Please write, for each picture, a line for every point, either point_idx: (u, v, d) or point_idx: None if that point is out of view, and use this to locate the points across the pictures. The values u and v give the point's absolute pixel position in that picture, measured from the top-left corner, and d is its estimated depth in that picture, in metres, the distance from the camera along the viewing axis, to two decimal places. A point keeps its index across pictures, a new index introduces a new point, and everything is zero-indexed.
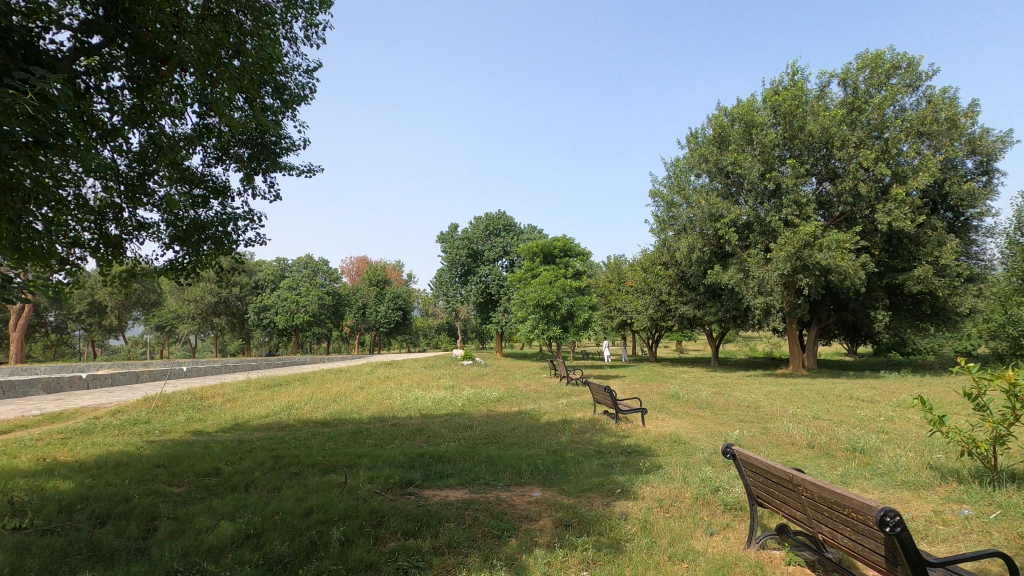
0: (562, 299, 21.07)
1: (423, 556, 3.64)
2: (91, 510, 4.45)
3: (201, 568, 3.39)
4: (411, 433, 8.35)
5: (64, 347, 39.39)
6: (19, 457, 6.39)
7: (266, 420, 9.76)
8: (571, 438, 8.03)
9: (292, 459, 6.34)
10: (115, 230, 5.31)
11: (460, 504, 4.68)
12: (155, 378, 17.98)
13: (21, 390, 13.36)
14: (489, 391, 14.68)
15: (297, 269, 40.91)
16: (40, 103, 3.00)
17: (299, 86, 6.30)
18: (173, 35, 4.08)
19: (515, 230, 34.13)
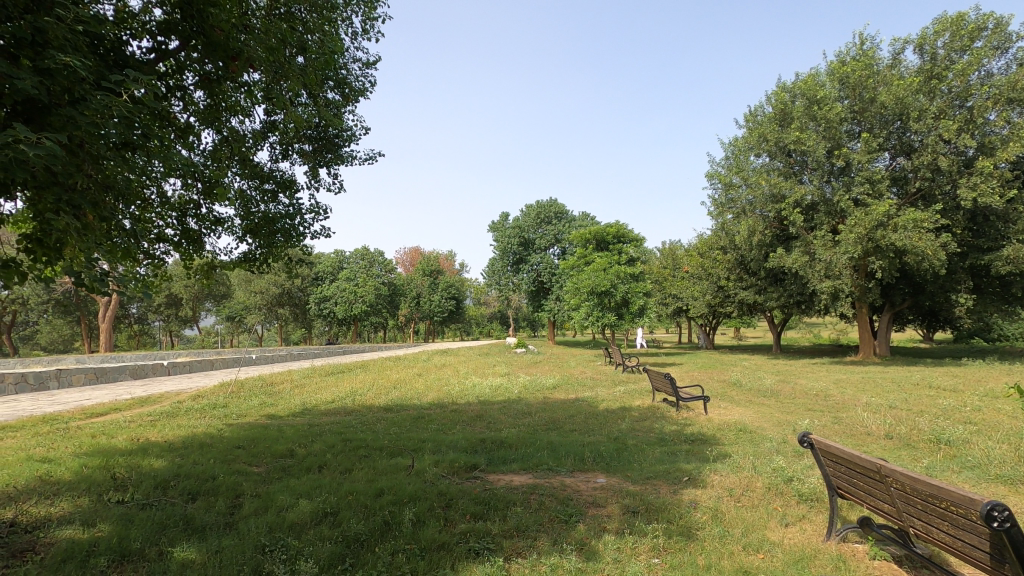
0: (616, 286, 20.77)
1: (493, 539, 3.70)
2: (183, 487, 4.79)
3: (286, 543, 3.57)
4: (472, 419, 8.48)
5: (146, 337, 42.21)
6: (116, 437, 6.93)
7: (333, 405, 10.15)
8: (631, 425, 7.93)
9: (360, 442, 6.57)
10: (194, 226, 5.60)
11: (525, 489, 4.72)
12: (228, 365, 19.09)
13: (112, 376, 14.47)
14: (545, 378, 14.75)
15: (355, 261, 42.79)
16: (132, 105, 3.15)
17: (358, 79, 6.37)
18: (242, 35, 4.20)
19: (566, 217, 33.91)
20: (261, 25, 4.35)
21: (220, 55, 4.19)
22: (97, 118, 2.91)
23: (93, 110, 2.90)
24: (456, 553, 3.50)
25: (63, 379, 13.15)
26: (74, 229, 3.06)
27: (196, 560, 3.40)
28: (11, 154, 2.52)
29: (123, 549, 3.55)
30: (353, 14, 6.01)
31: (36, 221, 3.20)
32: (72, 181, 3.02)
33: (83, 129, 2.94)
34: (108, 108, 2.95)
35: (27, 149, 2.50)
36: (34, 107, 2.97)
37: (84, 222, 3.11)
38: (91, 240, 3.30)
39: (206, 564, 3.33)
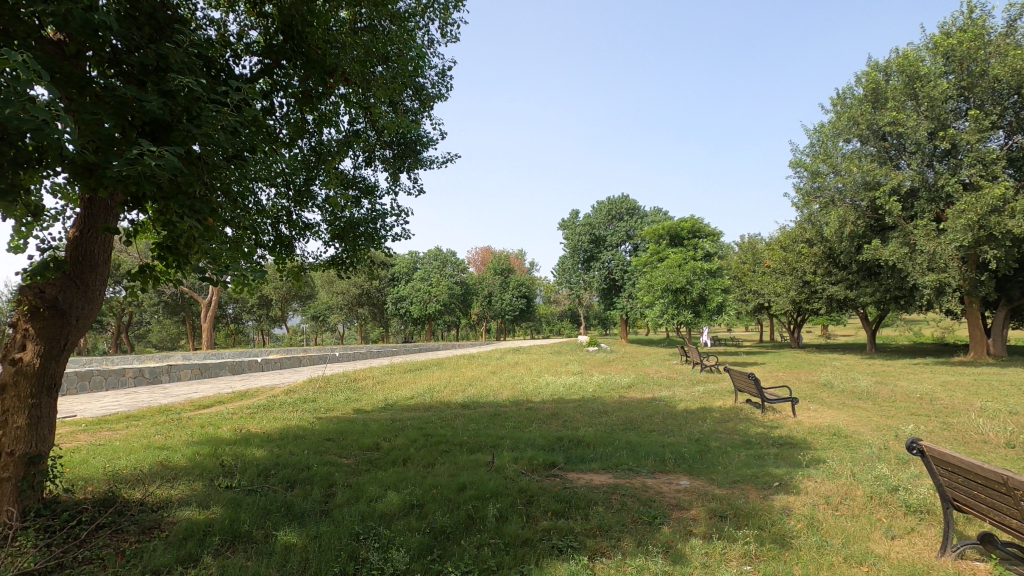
0: (693, 283, 20.09)
1: (576, 538, 3.70)
2: (282, 475, 5.14)
3: (377, 532, 3.74)
4: (547, 417, 8.51)
5: (241, 336, 45.45)
6: (222, 427, 7.55)
7: (412, 401, 10.52)
8: (713, 427, 7.65)
9: (440, 437, 6.77)
10: (287, 232, 5.96)
11: (606, 489, 4.68)
12: (314, 362, 20.25)
13: (214, 371, 15.75)
14: (620, 377, 14.54)
15: (429, 261, 44.23)
16: (243, 118, 3.41)
17: (436, 85, 6.52)
18: (335, 49, 4.42)
19: (638, 213, 33.19)
20: (348, 38, 4.57)
21: (317, 71, 4.44)
22: (212, 130, 3.17)
23: (207, 123, 3.15)
24: (539, 549, 3.54)
25: (173, 373, 14.45)
26: (194, 233, 3.34)
27: (297, 544, 3.64)
28: (141, 167, 2.80)
29: (234, 530, 3.86)
30: (431, 21, 6.16)
31: (162, 228, 3.53)
32: (192, 190, 3.31)
33: (200, 142, 3.21)
34: (221, 122, 3.20)
35: (154, 162, 2.77)
36: (158, 126, 3.27)
37: (203, 227, 3.39)
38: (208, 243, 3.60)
39: (307, 548, 3.56)
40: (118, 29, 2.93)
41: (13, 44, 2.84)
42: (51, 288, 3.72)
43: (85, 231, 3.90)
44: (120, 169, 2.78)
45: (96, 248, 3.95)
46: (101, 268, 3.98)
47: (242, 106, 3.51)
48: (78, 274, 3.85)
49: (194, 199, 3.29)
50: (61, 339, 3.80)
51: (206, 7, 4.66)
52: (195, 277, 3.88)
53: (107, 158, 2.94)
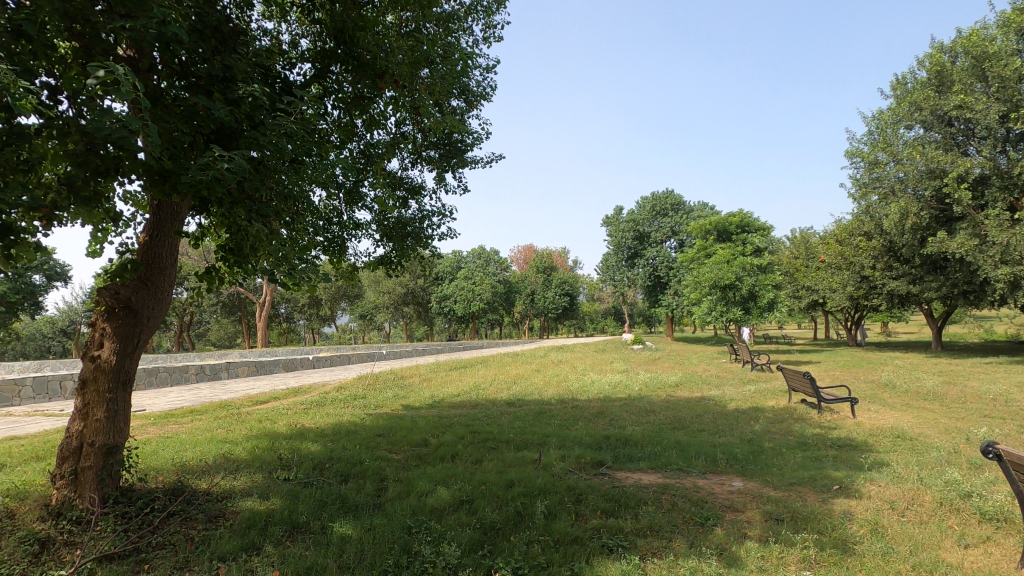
0: (742, 279, 19.49)
1: (626, 537, 3.67)
2: (336, 468, 5.31)
3: (429, 526, 3.81)
4: (593, 415, 8.45)
5: (293, 335, 47.11)
6: (278, 422, 7.86)
7: (459, 398, 10.65)
8: (766, 427, 7.41)
9: (487, 434, 6.82)
10: (339, 232, 6.13)
11: (656, 488, 4.60)
12: (363, 360, 20.78)
13: (269, 368, 16.40)
14: (667, 375, 14.28)
15: (472, 260, 44.67)
16: (302, 124, 3.55)
17: (480, 85, 6.56)
18: (385, 53, 4.53)
19: (684, 208, 32.46)
20: (397, 41, 4.67)
21: (368, 74, 4.57)
22: (276, 137, 3.33)
23: (272, 130, 3.31)
24: (590, 547, 3.52)
25: (231, 370, 15.13)
26: (259, 235, 3.51)
27: (352, 535, 3.75)
28: (213, 173, 2.97)
29: (293, 520, 4.02)
30: (476, 22, 6.19)
31: (228, 230, 3.71)
32: (258, 194, 3.47)
33: (264, 148, 3.36)
34: (283, 128, 3.35)
35: (225, 168, 2.93)
36: (223, 133, 3.43)
37: (267, 229, 3.55)
38: (272, 244, 3.77)
39: (362, 540, 3.66)
40: (187, 41, 3.08)
41: (94, 59, 3.04)
42: (125, 290, 3.97)
43: (155, 235, 4.14)
44: (193, 175, 2.95)
45: (164, 252, 4.19)
46: (168, 271, 4.20)
47: (301, 113, 3.66)
48: (148, 277, 4.09)
49: (259, 204, 3.45)
50: (134, 338, 4.03)
51: (260, 17, 4.83)
52: (257, 276, 4.07)
53: (180, 164, 3.12)
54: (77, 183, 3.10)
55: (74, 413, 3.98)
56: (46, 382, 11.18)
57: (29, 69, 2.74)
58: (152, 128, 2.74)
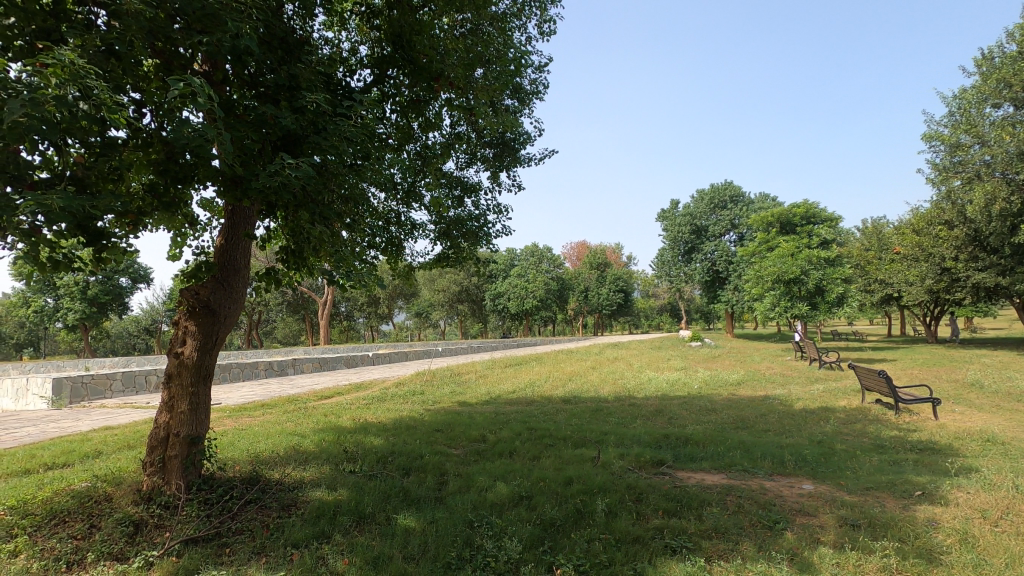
0: (808, 273, 18.61)
1: (690, 538, 3.59)
2: (398, 462, 5.47)
3: (490, 521, 3.86)
4: (651, 413, 8.30)
5: (353, 332, 48.85)
6: (342, 417, 8.17)
7: (514, 395, 10.71)
8: (838, 428, 7.04)
9: (544, 431, 6.83)
10: (397, 232, 6.27)
11: (720, 489, 4.47)
12: (420, 356, 21.29)
13: (332, 364, 17.08)
14: (728, 373, 13.84)
15: (525, 257, 44.81)
16: (361, 127, 3.65)
17: (533, 83, 6.54)
18: (440, 54, 4.59)
19: (743, 200, 31.28)
20: (452, 44, 4.73)
21: (425, 77, 4.66)
22: (338, 141, 3.44)
23: (334, 135, 3.43)
24: (652, 548, 3.47)
25: (297, 366, 15.84)
26: (322, 237, 3.63)
27: (416, 527, 3.84)
28: (281, 177, 3.11)
29: (360, 511, 4.17)
30: (529, 20, 6.18)
31: (294, 233, 3.86)
32: (321, 198, 3.60)
33: (327, 153, 3.48)
34: (345, 132, 3.46)
35: (292, 173, 3.07)
36: (289, 140, 3.57)
37: (330, 231, 3.66)
38: (336, 246, 3.88)
39: (426, 532, 3.76)
40: (257, 53, 3.23)
41: (176, 75, 3.27)
42: (205, 290, 4.24)
43: (229, 238, 4.38)
44: (263, 180, 3.11)
45: (237, 253, 4.43)
46: (242, 271, 4.44)
47: (362, 116, 3.76)
48: (224, 278, 4.34)
49: (322, 207, 3.57)
50: (213, 336, 4.29)
51: (322, 27, 4.98)
52: (321, 276, 4.21)
53: (251, 171, 3.28)
54: (158, 189, 3.39)
55: (161, 406, 4.28)
56: (134, 377, 12.09)
57: (122, 86, 3.00)
58: (224, 136, 2.91)
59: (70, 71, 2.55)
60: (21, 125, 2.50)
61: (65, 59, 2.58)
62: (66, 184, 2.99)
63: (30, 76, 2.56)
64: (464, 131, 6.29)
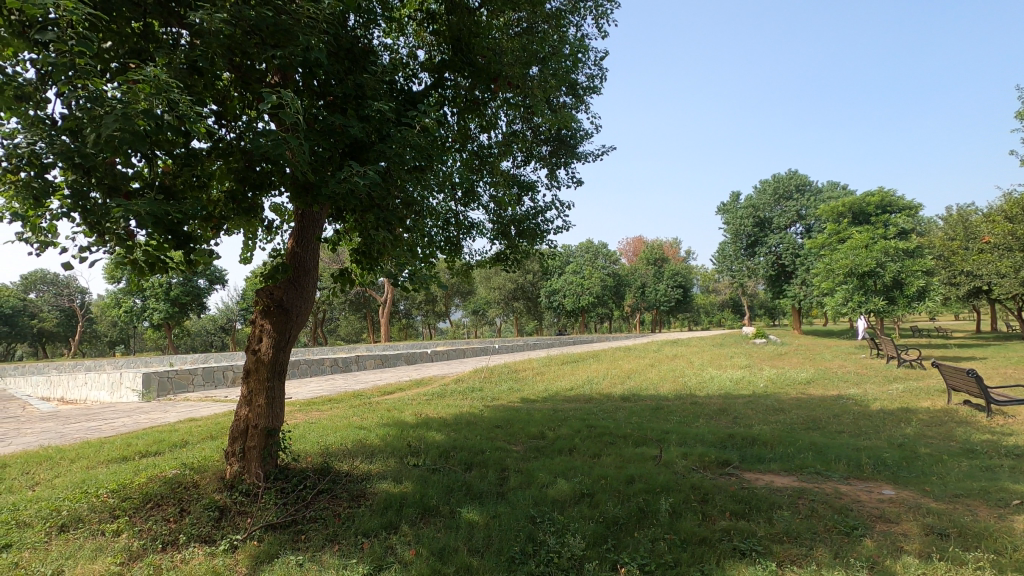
0: (884, 265, 17.49)
1: (760, 541, 3.47)
2: (460, 457, 5.58)
3: (552, 516, 3.89)
4: (715, 412, 8.07)
5: (412, 330, 50.11)
6: (405, 411, 8.44)
7: (572, 392, 10.67)
8: (921, 431, 6.59)
9: (604, 429, 6.78)
10: (456, 231, 6.36)
11: (791, 492, 4.30)
12: (477, 354, 21.57)
13: (393, 360, 17.61)
14: (796, 371, 13.24)
15: (580, 254, 44.48)
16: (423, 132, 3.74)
17: (590, 78, 6.47)
18: (499, 55, 4.63)
19: (811, 190, 29.76)
20: (508, 43, 4.78)
21: (484, 79, 4.73)
22: (401, 147, 3.55)
23: (397, 141, 3.54)
24: (719, 550, 3.38)
25: (361, 363, 16.44)
26: (388, 241, 3.75)
27: (479, 521, 3.92)
28: (350, 184, 3.25)
29: (425, 504, 4.29)
30: (585, 15, 6.11)
31: (361, 237, 4.01)
32: (386, 202, 3.72)
33: (391, 158, 3.59)
34: (408, 139, 3.56)
35: (360, 180, 3.20)
36: (356, 147, 3.71)
37: (395, 236, 3.78)
38: (402, 249, 4.00)
39: (489, 526, 3.83)
40: (325, 62, 3.37)
41: (251, 87, 3.47)
42: (279, 290, 4.48)
43: (300, 241, 4.61)
44: (333, 187, 3.25)
45: (307, 255, 4.64)
46: (312, 271, 4.66)
47: (424, 122, 3.86)
48: (296, 278, 4.56)
49: (388, 212, 3.70)
50: (287, 334, 4.51)
51: (383, 35, 5.12)
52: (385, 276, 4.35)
53: (322, 178, 3.43)
54: (236, 195, 3.62)
55: (240, 400, 4.55)
56: (213, 372, 12.92)
57: (202, 98, 3.20)
58: (296, 144, 3.05)
59: (158, 86, 2.75)
60: (116, 138, 2.72)
61: (154, 75, 2.78)
62: (157, 193, 3.24)
63: (124, 93, 2.78)
64: (520, 130, 6.31)
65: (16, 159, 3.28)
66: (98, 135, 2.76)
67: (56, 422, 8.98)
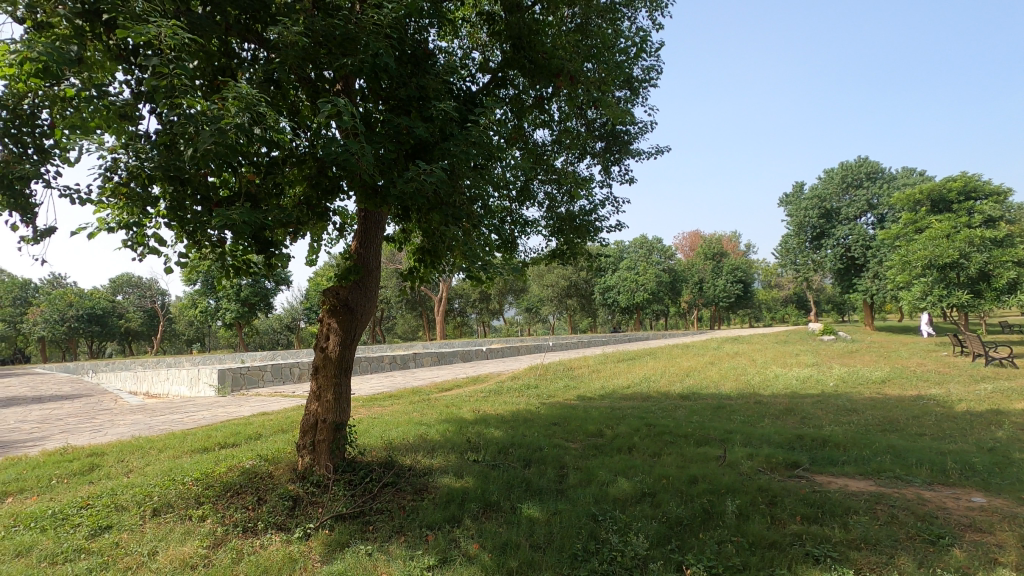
0: (969, 256, 16.24)
1: (835, 548, 3.32)
2: (519, 453, 5.63)
3: (614, 515, 3.86)
4: (782, 412, 7.76)
5: (467, 328, 50.76)
6: (463, 408, 8.57)
7: (630, 390, 10.52)
8: (1015, 434, 6.08)
9: (663, 428, 6.65)
10: (512, 230, 6.40)
11: (868, 497, 4.08)
12: (531, 351, 21.61)
13: (449, 357, 17.92)
14: (870, 370, 12.50)
15: (635, 250, 43.71)
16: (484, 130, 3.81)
17: (645, 71, 6.34)
18: (557, 51, 4.62)
19: (883, 177, 28.01)
20: (564, 39, 4.77)
21: (544, 75, 4.74)
22: (466, 144, 3.63)
23: (462, 140, 3.63)
24: (791, 555, 3.26)
25: (418, 360, 16.81)
26: (455, 238, 3.83)
27: (540, 517, 3.94)
28: (419, 182, 3.36)
29: (486, 499, 4.35)
30: (640, 7, 5.99)
31: (429, 234, 4.12)
32: (451, 200, 3.81)
33: (455, 157, 3.67)
34: (472, 136, 3.65)
35: (429, 178, 3.30)
36: (421, 147, 3.80)
37: (462, 232, 3.86)
38: (469, 245, 4.07)
39: (550, 523, 3.84)
40: (392, 68, 3.47)
41: (322, 96, 3.65)
42: (344, 290, 4.67)
43: (363, 241, 4.78)
44: (402, 186, 3.37)
45: (370, 255, 4.81)
46: (374, 270, 4.82)
47: (487, 120, 3.92)
48: (360, 278, 4.74)
49: (454, 209, 3.80)
50: (352, 332, 4.69)
51: (439, 38, 5.23)
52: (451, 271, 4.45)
53: (391, 178, 3.55)
54: (311, 202, 3.82)
55: (311, 395, 4.75)
56: (281, 369, 13.57)
57: (280, 110, 3.39)
58: (365, 149, 3.17)
59: (240, 99, 2.93)
60: (206, 150, 2.92)
61: (238, 89, 2.97)
62: (241, 200, 3.47)
63: (213, 108, 2.99)
64: (575, 126, 6.27)
65: (121, 174, 3.62)
66: (190, 148, 2.98)
67: (144, 414, 9.73)
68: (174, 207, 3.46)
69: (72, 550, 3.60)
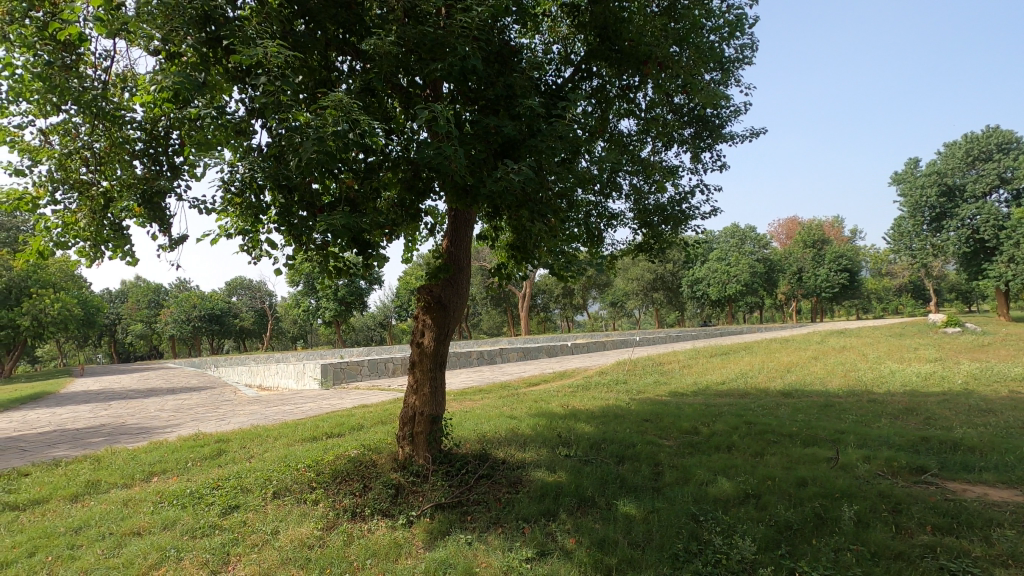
0: None
1: (975, 562, 2.99)
2: (611, 449, 5.55)
3: (716, 515, 3.70)
4: (901, 411, 7.08)
5: (550, 323, 50.81)
6: (552, 403, 8.59)
7: (724, 386, 10.06)
8: None
9: (765, 426, 6.28)
10: (599, 223, 6.30)
11: (1013, 508, 3.63)
12: (618, 346, 21.25)
13: (534, 352, 18.04)
14: (1008, 366, 11.07)
15: (725, 239, 41.64)
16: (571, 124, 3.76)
17: (737, 50, 5.98)
18: (646, 36, 4.47)
19: (1018, 147, 24.70)
20: (652, 23, 4.61)
21: (632, 63, 4.62)
22: (553, 140, 3.61)
23: (547, 135, 3.61)
24: (922, 568, 2.97)
25: (505, 355, 17.07)
26: (543, 233, 3.84)
27: (638, 515, 3.86)
28: (507, 181, 3.40)
29: (580, 494, 4.34)
30: None
31: (516, 230, 4.15)
32: (538, 196, 3.82)
33: (542, 153, 3.67)
34: (558, 131, 3.62)
35: (517, 176, 3.33)
36: (509, 145, 3.82)
37: (549, 227, 3.86)
38: (555, 239, 4.05)
39: (648, 521, 3.75)
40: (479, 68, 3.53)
41: (414, 101, 3.78)
42: (437, 287, 4.82)
43: (453, 239, 4.91)
44: (491, 186, 3.43)
45: (460, 254, 4.93)
46: (464, 268, 4.94)
47: (573, 113, 3.87)
48: (452, 276, 4.86)
49: (541, 205, 3.79)
50: (445, 328, 4.83)
51: (523, 35, 5.25)
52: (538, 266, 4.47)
53: (480, 177, 3.61)
54: (406, 203, 3.98)
55: (408, 389, 4.96)
56: (377, 364, 14.30)
57: (376, 117, 3.56)
58: (457, 151, 3.25)
59: (340, 110, 3.10)
60: (310, 160, 3.13)
61: (337, 99, 3.14)
62: (342, 204, 3.69)
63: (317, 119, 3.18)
64: (662, 113, 6.04)
65: (238, 186, 3.96)
66: (297, 159, 3.20)
67: (259, 405, 10.63)
68: (284, 214, 3.74)
69: (207, 526, 4.01)
